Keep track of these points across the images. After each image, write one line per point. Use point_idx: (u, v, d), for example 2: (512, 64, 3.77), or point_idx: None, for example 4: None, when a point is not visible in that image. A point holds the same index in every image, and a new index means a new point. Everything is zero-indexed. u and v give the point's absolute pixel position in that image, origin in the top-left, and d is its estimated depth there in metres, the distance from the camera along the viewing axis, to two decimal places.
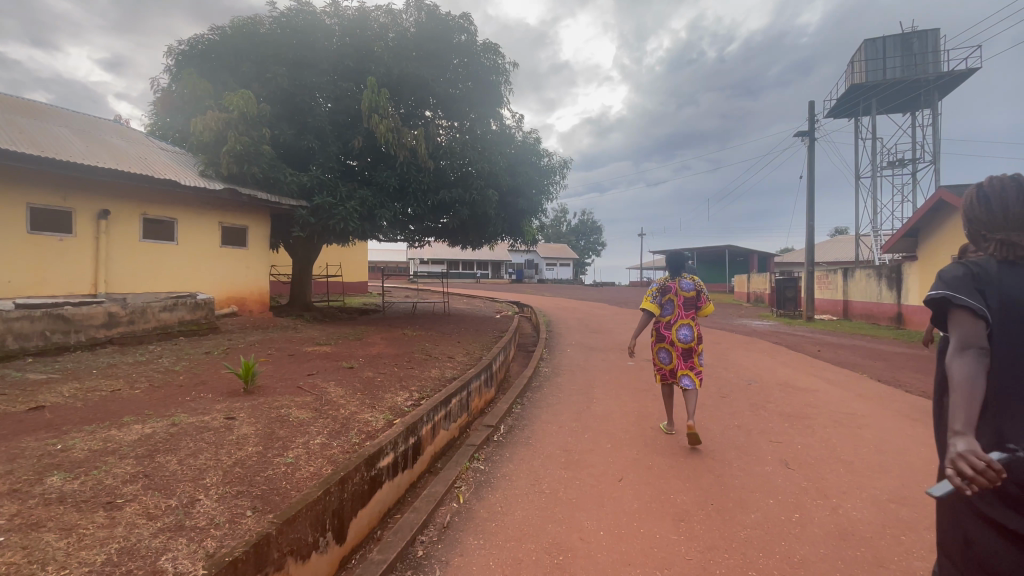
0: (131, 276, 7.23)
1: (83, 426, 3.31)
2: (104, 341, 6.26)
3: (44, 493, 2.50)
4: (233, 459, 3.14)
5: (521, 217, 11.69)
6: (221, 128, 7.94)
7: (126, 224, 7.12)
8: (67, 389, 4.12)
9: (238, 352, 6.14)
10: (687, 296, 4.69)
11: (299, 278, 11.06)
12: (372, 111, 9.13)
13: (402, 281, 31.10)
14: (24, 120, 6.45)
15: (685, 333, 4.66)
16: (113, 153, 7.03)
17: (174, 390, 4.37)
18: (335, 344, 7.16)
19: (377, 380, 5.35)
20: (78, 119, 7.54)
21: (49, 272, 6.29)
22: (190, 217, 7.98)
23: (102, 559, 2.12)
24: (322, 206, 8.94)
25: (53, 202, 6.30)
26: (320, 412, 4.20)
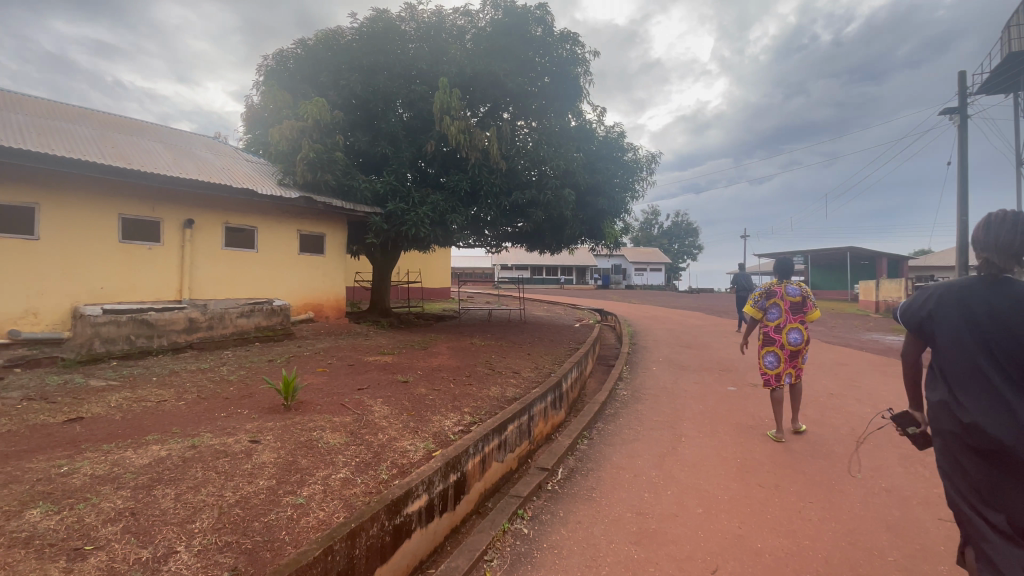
0: (214, 283, 7.48)
1: (103, 444, 3.09)
2: (186, 346, 6.44)
3: (14, 530, 2.17)
4: (236, 496, 2.70)
5: (602, 218, 10.75)
6: (296, 136, 8.08)
7: (208, 234, 7.39)
8: (116, 398, 4.05)
9: (299, 361, 5.96)
10: (792, 301, 4.55)
11: (377, 283, 11.08)
12: (444, 113, 8.83)
13: (484, 287, 31.12)
14: (122, 138, 6.93)
15: (792, 337, 4.50)
16: (198, 166, 7.33)
17: (217, 403, 4.15)
18: (398, 354, 6.79)
19: (429, 397, 4.80)
20: (174, 136, 8.06)
21: (138, 278, 6.63)
22: (269, 226, 8.16)
23: None
24: (394, 212, 8.79)
25: (142, 212, 6.66)
26: (354, 436, 3.73)
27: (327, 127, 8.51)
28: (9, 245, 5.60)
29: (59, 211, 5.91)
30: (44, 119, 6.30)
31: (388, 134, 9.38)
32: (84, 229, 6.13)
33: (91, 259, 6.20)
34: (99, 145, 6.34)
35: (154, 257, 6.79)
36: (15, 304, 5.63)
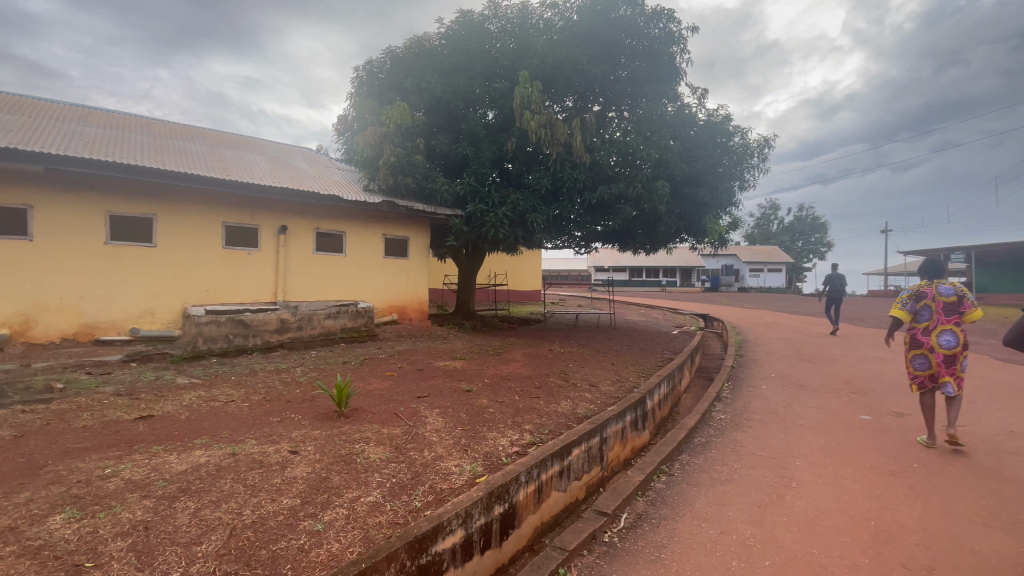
0: (305, 286, 7.81)
1: (155, 445, 3.11)
2: (277, 346, 6.74)
3: (30, 538, 2.08)
4: (253, 516, 2.49)
5: (702, 212, 9.61)
6: (379, 142, 8.27)
7: (300, 239, 7.75)
8: (190, 397, 4.18)
9: (371, 364, 5.91)
10: (945, 301, 3.92)
11: (462, 286, 11.05)
12: (524, 108, 8.47)
13: (580, 289, 30.22)
14: (229, 153, 7.56)
15: (948, 341, 3.88)
16: (292, 175, 7.73)
17: (277, 405, 4.12)
18: (470, 359, 6.50)
19: (488, 411, 4.39)
20: (275, 149, 8.69)
21: (239, 281, 7.13)
22: (356, 230, 8.36)
23: None
24: (474, 213, 8.59)
25: (241, 219, 7.15)
26: (398, 450, 3.43)
27: (408, 131, 8.60)
28: (133, 252, 6.28)
29: (172, 220, 6.53)
30: (165, 139, 7.07)
31: (470, 135, 9.24)
32: (193, 236, 6.72)
33: (199, 263, 6.78)
34: (206, 160, 6.93)
35: (252, 262, 7.26)
36: (136, 305, 6.31)
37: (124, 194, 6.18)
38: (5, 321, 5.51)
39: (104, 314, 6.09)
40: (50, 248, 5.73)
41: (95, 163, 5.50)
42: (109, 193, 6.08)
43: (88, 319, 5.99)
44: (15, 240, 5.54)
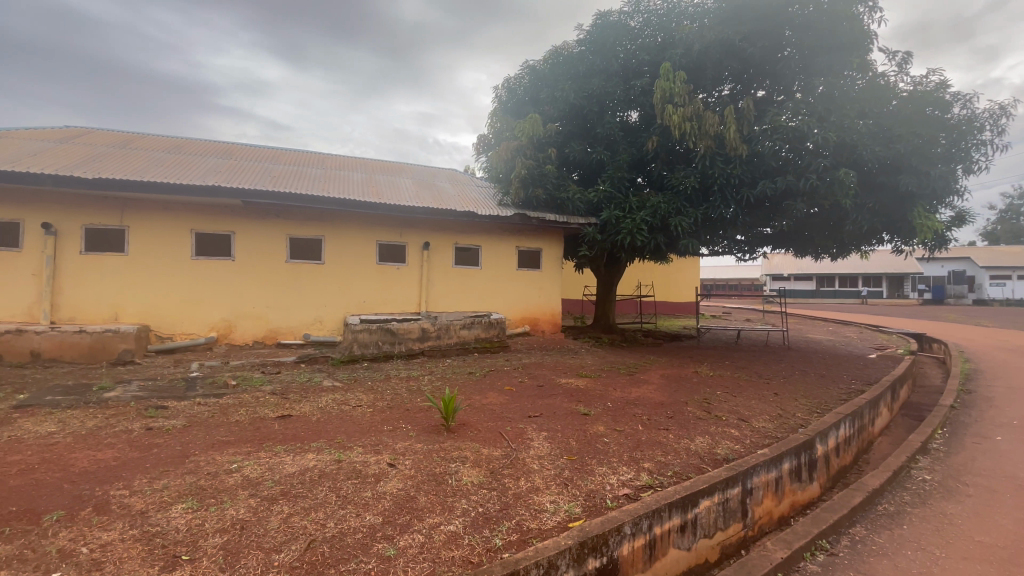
0: (446, 298, 8.20)
1: (281, 445, 3.40)
2: (418, 353, 6.97)
3: (151, 524, 2.35)
4: (334, 530, 2.48)
5: (907, 205, 7.59)
6: (511, 156, 8.46)
7: (442, 253, 8.16)
8: (326, 399, 4.58)
9: (494, 376, 5.87)
10: None
11: (603, 297, 10.57)
12: (665, 103, 7.74)
13: (748, 302, 26.72)
14: (384, 179, 8.40)
15: None
16: (434, 194, 8.23)
17: (393, 413, 4.26)
18: (597, 378, 6.02)
19: (603, 441, 3.91)
20: (424, 173, 9.45)
21: (388, 294, 7.80)
22: (492, 243, 8.51)
23: None
24: (610, 220, 8.20)
25: (392, 237, 7.82)
26: (492, 475, 3.19)
27: (541, 141, 8.58)
28: (307, 269, 7.32)
29: (335, 240, 7.45)
30: (335, 171, 8.19)
31: (605, 138, 8.82)
32: (352, 254, 7.56)
33: (357, 278, 7.60)
34: (363, 185, 7.78)
35: (400, 276, 7.87)
36: (309, 314, 7.33)
37: (300, 219, 7.27)
38: (217, 325, 6.89)
39: (284, 321, 7.20)
40: (247, 266, 7.01)
41: (276, 195, 6.53)
42: (289, 220, 7.21)
43: (273, 325, 7.15)
44: (225, 261, 6.90)
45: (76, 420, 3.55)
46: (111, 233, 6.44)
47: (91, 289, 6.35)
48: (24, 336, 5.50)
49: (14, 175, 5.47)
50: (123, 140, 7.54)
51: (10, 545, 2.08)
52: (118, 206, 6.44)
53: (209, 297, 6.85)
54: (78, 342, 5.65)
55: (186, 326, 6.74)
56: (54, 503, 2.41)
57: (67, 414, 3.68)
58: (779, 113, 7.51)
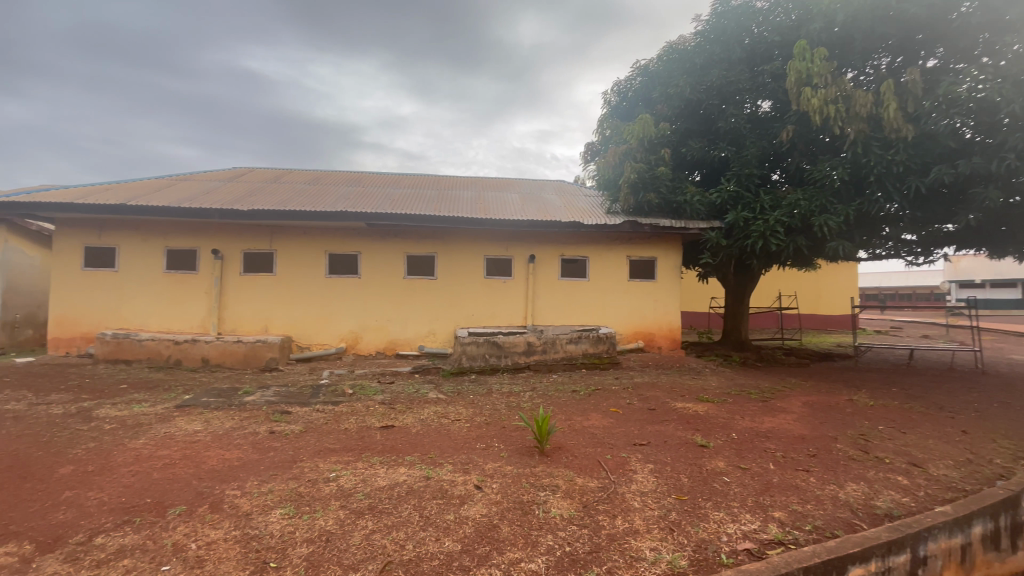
0: (554, 312, 8.00)
1: (378, 456, 3.47)
2: (524, 367, 6.84)
3: (251, 527, 2.49)
4: (412, 554, 2.37)
5: None
6: (620, 161, 8.05)
7: (548, 266, 8.01)
8: (428, 411, 4.65)
9: (600, 396, 5.49)
10: None
11: (733, 310, 9.49)
12: (802, 85, 6.69)
13: (927, 315, 22.10)
14: (491, 195, 8.55)
15: None
16: (540, 207, 8.14)
17: (489, 430, 4.15)
18: (719, 403, 5.30)
19: (721, 479, 3.35)
20: (532, 187, 9.46)
21: (496, 307, 7.85)
22: (601, 254, 8.13)
23: None
24: (737, 223, 7.34)
25: (498, 251, 7.88)
26: (585, 509, 2.87)
27: (653, 143, 8.03)
28: (421, 284, 7.70)
29: (445, 256, 7.73)
30: (446, 191, 8.56)
31: (729, 133, 7.94)
32: (461, 269, 7.77)
33: (466, 292, 7.79)
34: (471, 203, 7.99)
35: (508, 289, 7.88)
36: (422, 327, 7.68)
37: (415, 238, 7.69)
38: (345, 337, 7.55)
39: (402, 333, 7.63)
40: (370, 282, 7.60)
41: (391, 217, 6.98)
42: (405, 239, 7.67)
43: (392, 337, 7.62)
44: (352, 278, 7.56)
45: (218, 421, 4.04)
46: (262, 257, 7.45)
47: (248, 305, 7.39)
48: (197, 344, 6.56)
49: (191, 210, 6.61)
50: (276, 176, 8.74)
51: (138, 535, 2.35)
52: (268, 234, 7.44)
53: (338, 312, 7.54)
54: (236, 350, 6.57)
55: (320, 337, 7.49)
56: (180, 499, 2.70)
57: (213, 415, 4.22)
58: (955, 82, 6.05)
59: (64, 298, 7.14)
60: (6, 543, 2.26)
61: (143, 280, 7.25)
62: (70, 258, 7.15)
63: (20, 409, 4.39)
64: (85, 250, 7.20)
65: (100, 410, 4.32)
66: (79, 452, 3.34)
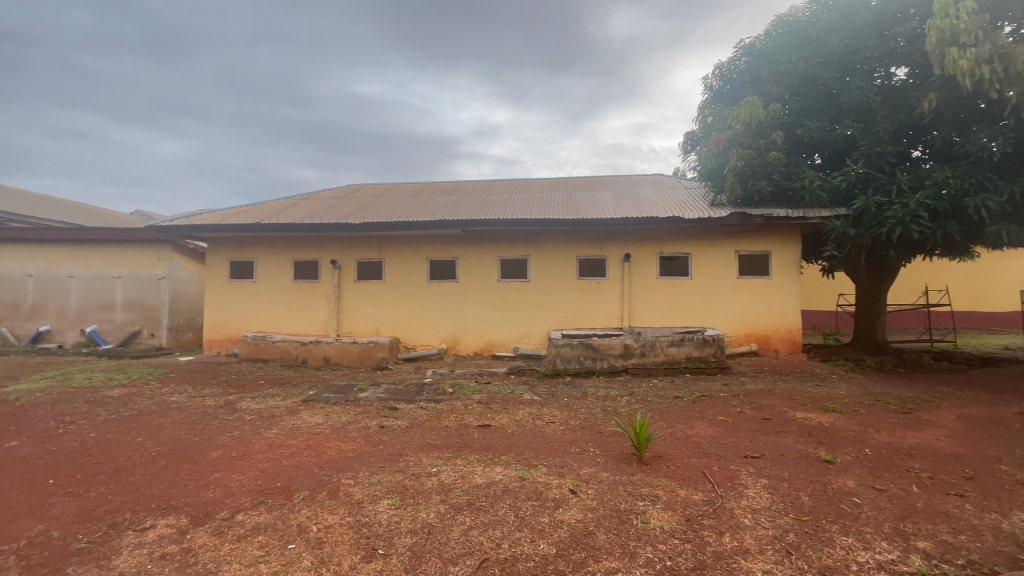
0: (653, 312, 7.67)
1: (475, 455, 3.58)
2: (621, 371, 6.63)
3: (363, 515, 2.70)
4: (508, 553, 2.40)
5: None
6: (724, 149, 7.51)
7: (645, 265, 7.70)
8: (524, 412, 4.70)
9: (706, 403, 5.14)
10: None
11: (865, 308, 8.38)
12: (947, 45, 5.63)
13: None
14: (583, 195, 8.44)
15: None
16: (636, 204, 7.85)
17: (585, 434, 4.09)
18: (849, 414, 4.70)
19: (851, 501, 2.95)
20: (626, 184, 9.18)
21: (591, 309, 7.73)
22: (704, 250, 7.63)
23: None
24: (866, 209, 6.43)
25: (592, 251, 7.75)
26: (687, 522, 2.70)
27: (762, 126, 7.35)
28: (515, 286, 7.83)
29: (538, 258, 7.79)
30: (538, 193, 8.63)
31: (855, 108, 7.03)
32: (555, 271, 7.77)
33: (560, 294, 7.76)
34: (563, 204, 7.95)
35: (603, 290, 7.72)
36: (517, 329, 7.80)
37: (508, 242, 7.85)
38: (446, 338, 7.92)
39: (498, 334, 7.82)
40: (467, 286, 7.90)
41: (485, 222, 7.18)
42: (499, 242, 7.86)
43: (489, 338, 7.84)
44: (451, 283, 7.92)
45: (336, 415, 4.46)
46: (372, 265, 8.09)
47: (361, 309, 8.07)
48: (320, 345, 7.30)
49: (312, 225, 7.38)
50: (382, 191, 9.43)
51: (270, 515, 2.67)
52: (376, 243, 8.06)
53: (439, 314, 7.93)
54: (352, 350, 7.20)
55: (423, 339, 7.94)
56: (304, 485, 3.02)
57: (332, 409, 4.67)
58: None
59: (216, 305, 8.36)
60: (170, 515, 2.69)
61: (275, 289, 8.24)
62: (219, 271, 8.36)
63: (185, 401, 5.22)
64: (230, 264, 8.37)
65: (242, 403, 4.98)
66: (226, 439, 3.89)
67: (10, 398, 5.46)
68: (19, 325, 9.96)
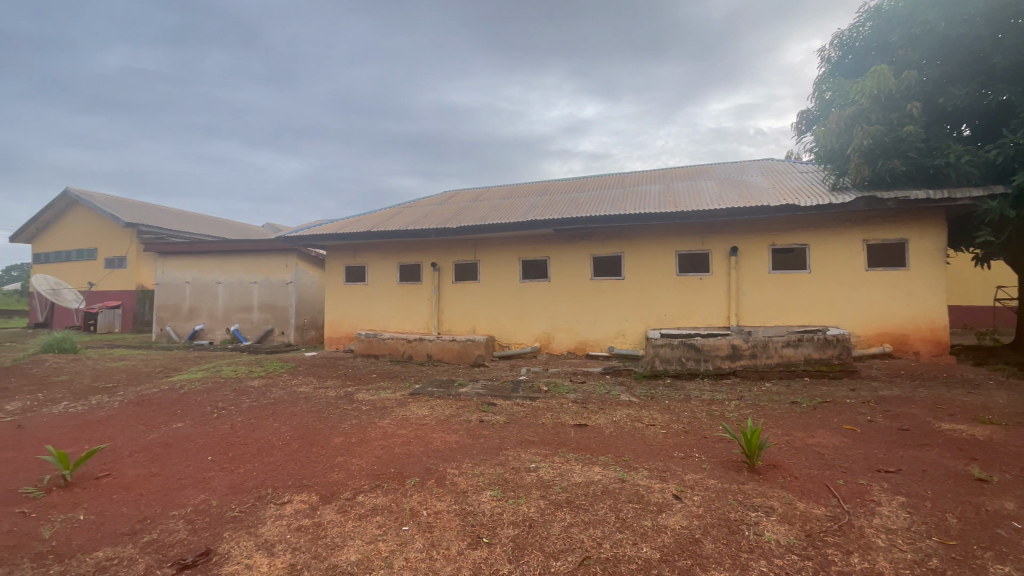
0: (763, 310, 7.12)
1: (574, 453, 3.60)
2: (728, 373, 6.23)
3: (467, 504, 2.84)
4: (610, 553, 2.38)
5: None
6: (847, 126, 6.72)
7: (754, 259, 7.16)
8: (622, 413, 4.62)
9: (829, 411, 4.66)
10: None
11: None
12: None
13: None
14: (683, 186, 8.05)
15: None
16: (742, 193, 7.32)
17: (688, 438, 3.92)
18: (1014, 427, 3.99)
19: (1019, 528, 2.51)
20: (729, 173, 8.61)
21: (692, 307, 7.36)
22: (823, 240, 6.90)
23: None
24: None
25: (693, 246, 7.37)
26: (808, 538, 2.48)
27: (894, 98, 6.47)
28: (610, 284, 7.70)
29: (635, 254, 7.58)
30: (633, 188, 8.40)
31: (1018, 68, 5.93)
32: (652, 268, 7.51)
33: (658, 291, 7.49)
34: (659, 197, 7.66)
35: (706, 286, 7.30)
36: (613, 328, 7.66)
37: (602, 239, 7.74)
38: (539, 337, 8.02)
39: (593, 333, 7.74)
40: (560, 285, 7.92)
41: (578, 220, 7.16)
42: (593, 241, 7.78)
43: (583, 337, 7.80)
44: (545, 282, 7.99)
45: (440, 408, 4.73)
46: (469, 266, 8.44)
47: (460, 309, 8.44)
48: (423, 343, 7.76)
49: (414, 231, 7.88)
50: (477, 195, 9.78)
51: (386, 498, 2.91)
52: (473, 245, 8.38)
53: (533, 313, 8.04)
54: (451, 347, 7.57)
55: (517, 338, 8.12)
56: (415, 473, 3.24)
57: (436, 402, 4.96)
58: None
59: (334, 306, 9.26)
60: (303, 493, 3.04)
61: (383, 290, 8.91)
62: (337, 275, 9.24)
63: (310, 391, 5.85)
64: (345, 268, 9.21)
65: (359, 395, 5.47)
66: (346, 427, 4.30)
67: (178, 386, 6.52)
68: (181, 324, 11.83)
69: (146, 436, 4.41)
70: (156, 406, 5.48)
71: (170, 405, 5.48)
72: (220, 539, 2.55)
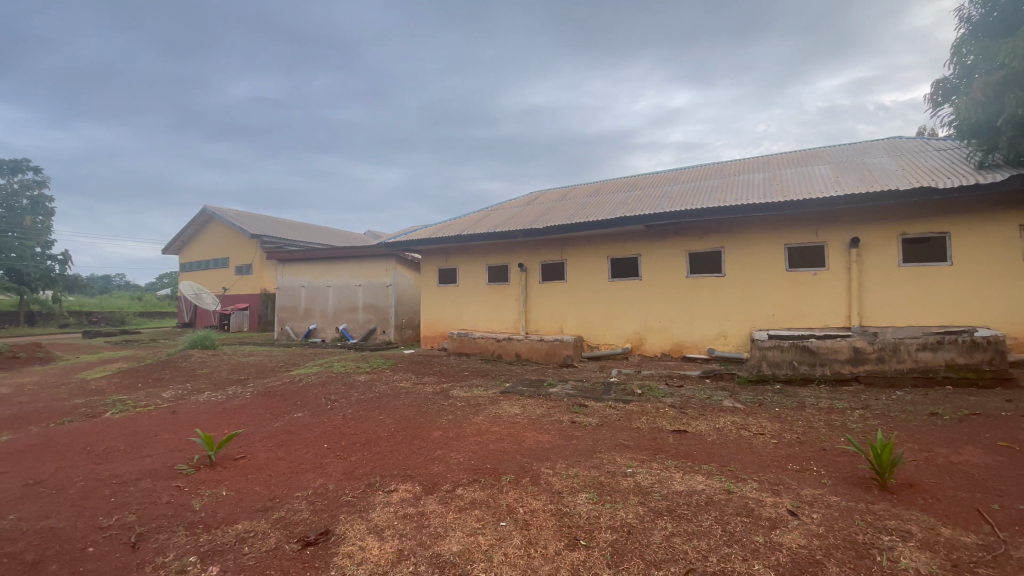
0: (892, 309, 6.30)
1: (673, 460, 3.45)
2: (850, 379, 5.60)
3: (563, 505, 2.84)
4: (716, 568, 2.25)
5: None
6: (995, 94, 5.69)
7: (881, 251, 6.36)
8: (725, 420, 4.34)
9: (980, 424, 4.01)
10: None
11: None
12: None
13: None
14: (791, 174, 7.39)
15: None
16: (864, 177, 6.54)
17: (803, 450, 3.58)
18: None
19: None
20: (847, 156, 7.74)
21: (804, 305, 6.72)
22: (970, 227, 5.94)
23: (506, 570, 2.27)
24: None
25: (805, 238, 6.73)
26: (956, 569, 2.15)
27: None
28: (709, 282, 7.28)
29: (736, 249, 7.10)
30: (733, 178, 7.86)
31: None
32: (757, 263, 6.98)
33: (765, 288, 6.94)
34: (764, 186, 7.09)
35: (820, 282, 6.63)
36: (712, 328, 7.23)
37: (699, 235, 7.34)
38: (631, 337, 7.80)
39: (690, 333, 7.37)
40: (653, 283, 7.64)
41: (671, 215, 6.86)
42: (689, 236, 7.41)
43: (678, 338, 7.45)
44: (638, 280, 7.75)
45: (532, 407, 4.78)
46: (558, 266, 8.43)
47: (550, 308, 8.47)
48: (513, 342, 7.90)
49: (502, 232, 8.06)
50: (565, 194, 9.73)
51: (483, 492, 3.00)
52: (561, 245, 8.37)
53: (625, 313, 7.84)
54: (541, 347, 7.62)
55: (608, 338, 7.97)
56: (510, 470, 3.31)
57: (528, 402, 5.02)
58: None
59: (431, 307, 9.74)
60: (408, 483, 3.24)
61: (475, 292, 9.21)
62: (432, 277, 9.71)
63: (409, 387, 6.22)
64: (438, 270, 9.67)
65: (454, 392, 5.70)
66: (443, 422, 4.51)
67: (297, 379, 7.27)
68: (298, 323, 13.14)
69: (273, 424, 4.96)
70: (281, 397, 6.15)
71: (291, 397, 6.12)
72: (337, 521, 2.80)
